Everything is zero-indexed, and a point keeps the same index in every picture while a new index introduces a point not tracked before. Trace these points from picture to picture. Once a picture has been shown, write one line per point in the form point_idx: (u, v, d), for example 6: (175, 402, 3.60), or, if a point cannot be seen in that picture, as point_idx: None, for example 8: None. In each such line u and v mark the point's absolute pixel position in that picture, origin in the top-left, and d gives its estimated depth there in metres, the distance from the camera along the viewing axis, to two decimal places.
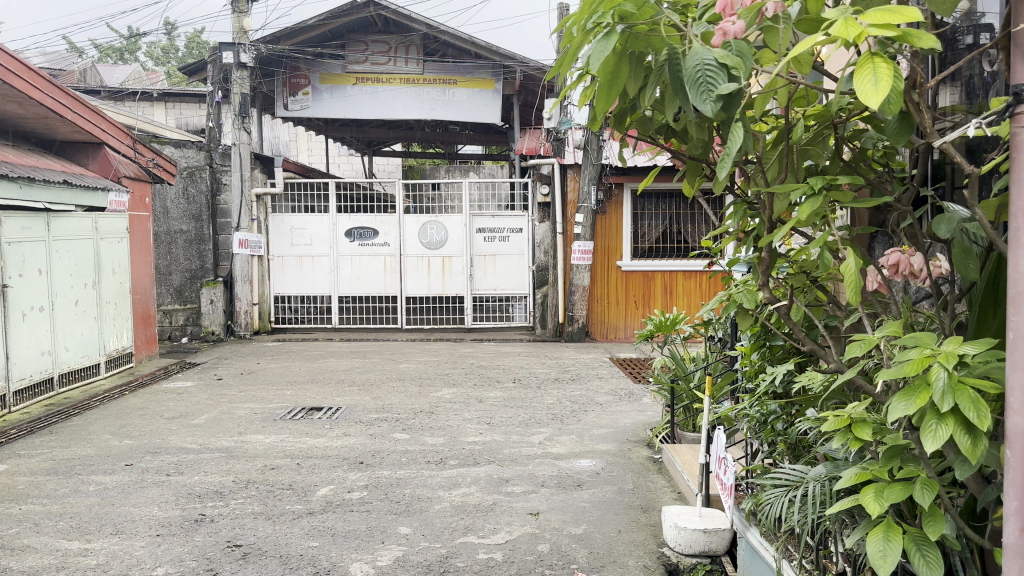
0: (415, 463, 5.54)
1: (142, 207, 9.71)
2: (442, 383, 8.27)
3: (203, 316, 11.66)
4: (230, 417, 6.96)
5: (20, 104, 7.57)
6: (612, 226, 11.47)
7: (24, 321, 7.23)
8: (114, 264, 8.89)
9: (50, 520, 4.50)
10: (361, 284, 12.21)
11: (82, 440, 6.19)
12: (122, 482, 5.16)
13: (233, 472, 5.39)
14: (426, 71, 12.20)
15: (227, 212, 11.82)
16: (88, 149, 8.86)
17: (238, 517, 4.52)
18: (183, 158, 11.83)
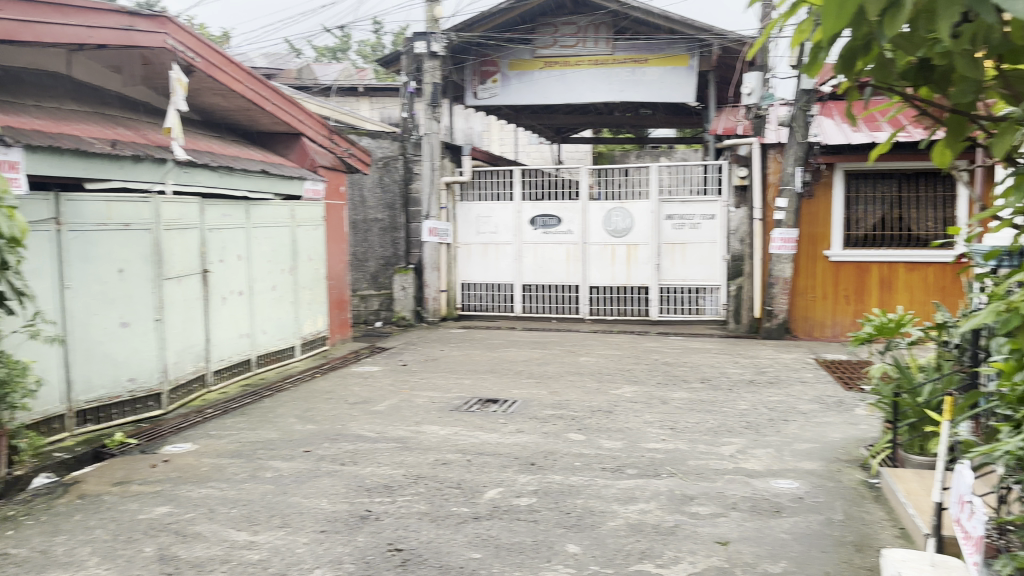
0: (590, 469, 5.10)
1: (337, 195, 10.04)
2: (624, 380, 7.77)
3: (396, 302, 11.90)
4: (408, 405, 6.92)
5: (224, 96, 7.95)
6: (821, 212, 10.34)
7: (224, 305, 7.65)
8: (310, 250, 9.27)
9: (225, 507, 4.55)
10: (544, 272, 12.00)
11: (268, 423, 6.40)
12: (298, 470, 5.18)
13: (404, 465, 5.26)
14: (617, 51, 11.63)
15: (418, 202, 12.10)
16: (288, 140, 9.28)
17: (403, 517, 4.33)
18: (379, 148, 12.24)
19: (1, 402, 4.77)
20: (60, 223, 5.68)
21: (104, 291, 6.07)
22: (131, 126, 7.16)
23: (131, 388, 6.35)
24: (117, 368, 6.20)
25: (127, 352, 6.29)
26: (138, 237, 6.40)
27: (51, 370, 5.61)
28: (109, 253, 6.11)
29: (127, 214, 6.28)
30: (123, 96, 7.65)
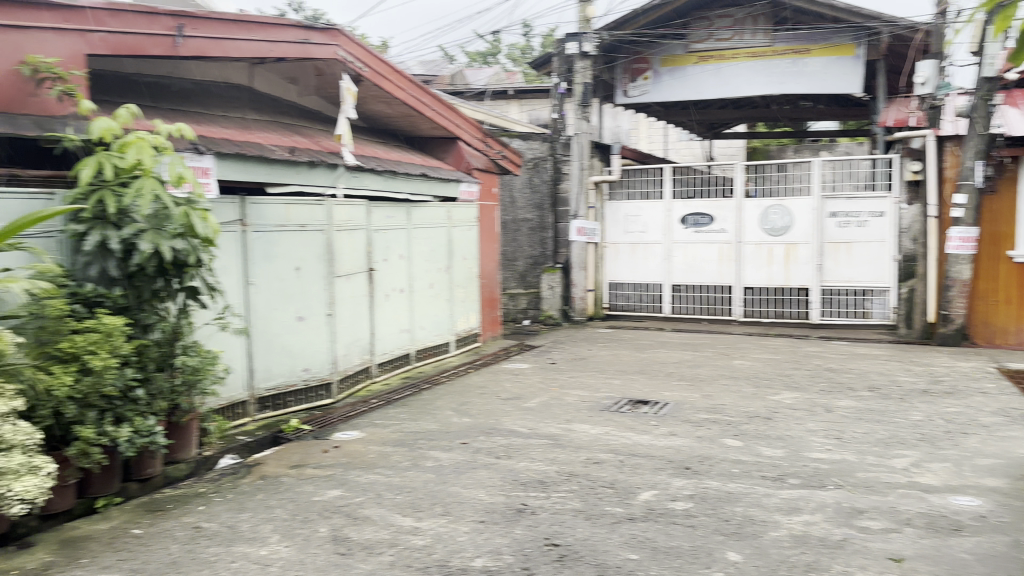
0: (749, 476, 4.95)
1: (490, 196, 10.31)
2: (783, 386, 7.45)
3: (543, 302, 11.98)
4: (560, 403, 6.99)
5: (388, 103, 8.36)
6: (1005, 208, 9.45)
7: (387, 301, 8.04)
8: (465, 250, 9.57)
9: (391, 493, 4.79)
10: (696, 272, 11.73)
11: (427, 415, 6.67)
12: (457, 461, 5.37)
13: (558, 462, 5.32)
14: (776, 42, 11.17)
15: (567, 201, 12.18)
16: (445, 144, 9.64)
17: (559, 513, 4.38)
18: (529, 150, 12.39)
19: (195, 388, 5.27)
20: (246, 224, 6.17)
21: (283, 287, 6.55)
22: (305, 133, 7.67)
23: (305, 377, 6.82)
24: (293, 358, 6.68)
25: (302, 344, 6.76)
26: (313, 238, 6.85)
27: (238, 359, 6.12)
28: (287, 252, 6.58)
29: (304, 217, 6.74)
30: (298, 105, 8.25)
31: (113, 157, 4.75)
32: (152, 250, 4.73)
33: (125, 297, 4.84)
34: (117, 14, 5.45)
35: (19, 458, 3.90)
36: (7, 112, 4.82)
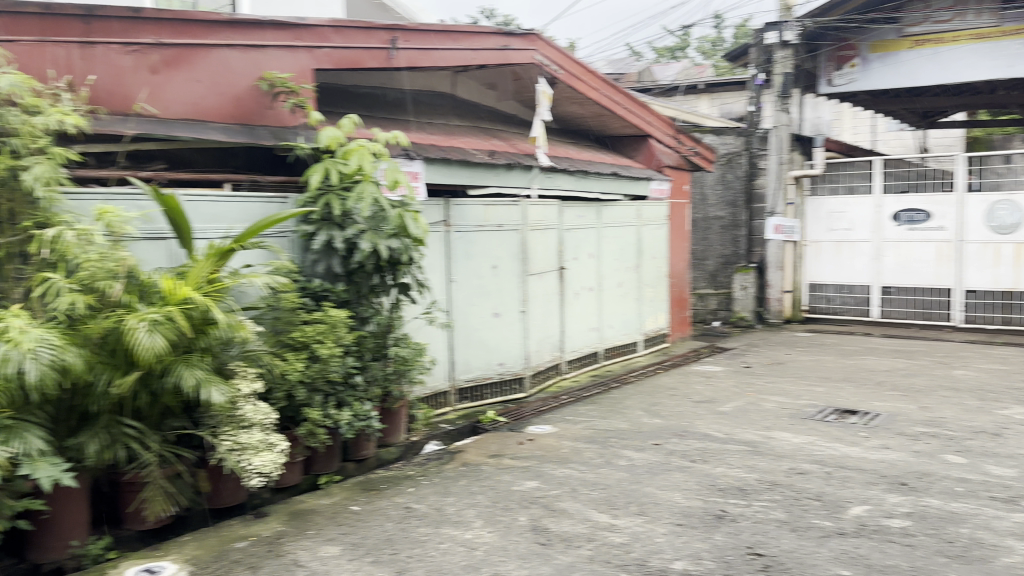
0: (975, 497, 4.50)
1: (681, 194, 10.12)
2: (1014, 400, 6.70)
3: (736, 302, 11.57)
4: (756, 409, 6.73)
5: (581, 104, 8.45)
6: None
7: (577, 300, 8.14)
8: (655, 249, 9.47)
9: (586, 489, 4.85)
10: (909, 272, 10.84)
11: (618, 413, 6.68)
12: (650, 462, 5.33)
13: (757, 469, 5.13)
14: (1008, 20, 10.00)
15: (762, 198, 11.69)
16: (636, 142, 9.59)
17: (761, 522, 4.23)
18: (723, 145, 12.11)
19: (404, 376, 5.58)
20: (449, 224, 6.48)
21: (481, 284, 6.83)
22: (503, 136, 7.96)
23: (500, 371, 7.06)
24: (489, 352, 6.94)
25: (497, 339, 7.01)
26: (509, 237, 7.07)
27: (440, 351, 6.47)
28: (486, 250, 6.84)
29: (501, 217, 6.97)
30: (497, 110, 8.60)
31: (338, 165, 5.19)
32: (370, 249, 5.13)
33: (347, 291, 5.30)
34: (340, 30, 5.90)
35: (259, 435, 4.31)
36: (249, 124, 5.40)
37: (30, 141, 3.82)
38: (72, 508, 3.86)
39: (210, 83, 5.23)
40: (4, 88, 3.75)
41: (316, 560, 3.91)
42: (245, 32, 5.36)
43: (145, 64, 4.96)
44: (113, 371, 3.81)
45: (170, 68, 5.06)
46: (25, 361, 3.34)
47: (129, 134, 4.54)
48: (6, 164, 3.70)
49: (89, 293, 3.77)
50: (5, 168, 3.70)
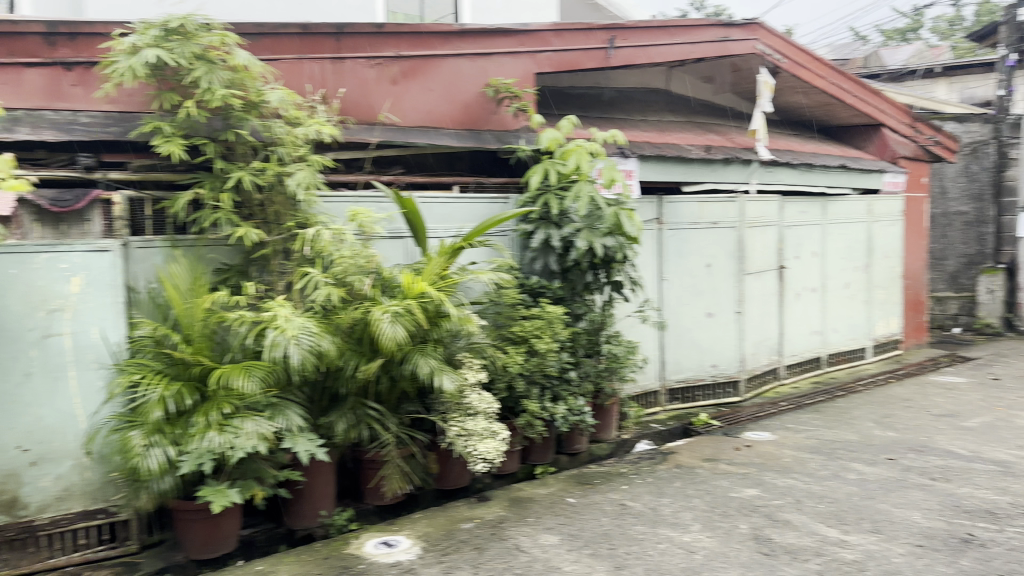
0: None
1: (918, 187, 9.26)
2: None
3: (980, 306, 10.50)
4: (1010, 426, 6.01)
5: (805, 94, 8.01)
6: None
7: (797, 301, 7.72)
8: (886, 247, 8.75)
9: (812, 501, 4.60)
10: None
11: (844, 424, 6.26)
12: (883, 477, 4.95)
13: (1012, 493, 4.59)
14: None
15: (1015, 190, 10.34)
16: (867, 133, 8.93)
17: (1019, 551, 3.78)
18: (966, 133, 10.89)
19: (616, 373, 5.61)
20: (663, 222, 6.42)
21: (695, 283, 6.69)
22: (720, 132, 7.75)
23: (713, 373, 6.88)
24: (703, 353, 6.79)
25: (711, 340, 6.84)
26: (726, 235, 6.86)
27: (653, 350, 6.44)
28: (701, 249, 6.69)
29: (717, 214, 6.78)
30: (714, 104, 8.36)
31: (557, 165, 5.30)
32: (586, 247, 5.19)
33: (562, 288, 5.43)
34: (562, 34, 6.05)
35: (483, 423, 4.53)
36: (475, 129, 5.69)
37: (293, 149, 4.20)
38: (321, 481, 4.25)
39: (442, 91, 5.57)
40: (276, 103, 4.12)
41: (537, 547, 4.05)
42: (475, 41, 5.66)
43: (386, 76, 5.32)
44: (359, 358, 4.17)
45: (408, 79, 5.41)
46: (289, 345, 3.74)
47: (374, 142, 4.98)
48: (274, 171, 4.12)
49: (340, 287, 4.19)
50: (273, 174, 4.13)
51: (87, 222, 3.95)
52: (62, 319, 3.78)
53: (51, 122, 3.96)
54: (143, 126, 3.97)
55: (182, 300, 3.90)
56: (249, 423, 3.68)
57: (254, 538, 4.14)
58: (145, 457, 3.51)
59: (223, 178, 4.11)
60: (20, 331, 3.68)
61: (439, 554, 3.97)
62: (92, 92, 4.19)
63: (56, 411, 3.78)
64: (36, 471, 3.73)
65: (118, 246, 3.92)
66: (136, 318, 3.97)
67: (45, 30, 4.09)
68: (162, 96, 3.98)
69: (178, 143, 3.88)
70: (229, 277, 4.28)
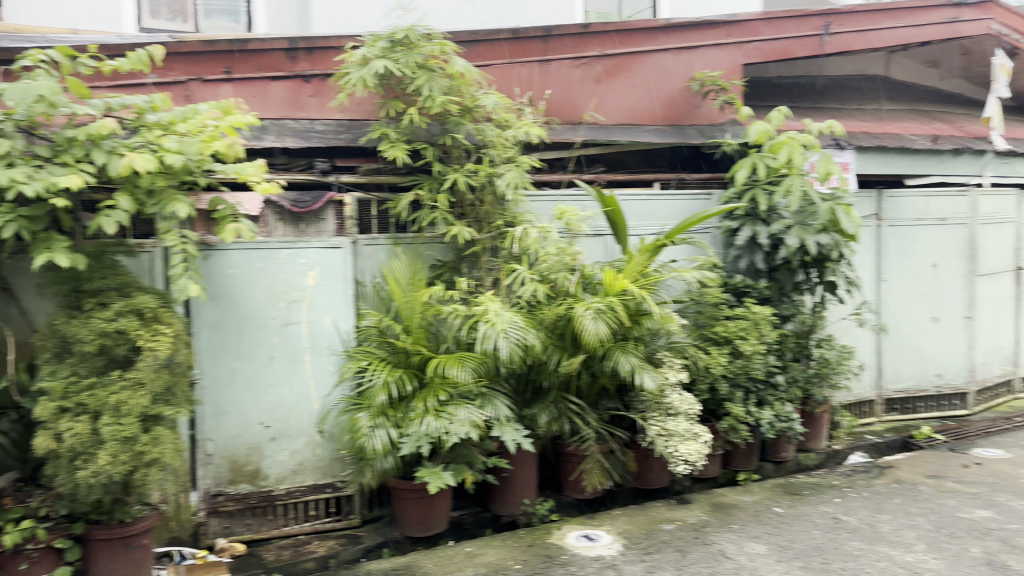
0: None
1: None
2: None
3: None
4: None
5: None
6: None
7: None
8: None
9: None
10: None
11: None
12: None
13: None
14: None
15: None
16: None
17: None
18: None
19: (826, 380, 5.25)
20: (881, 219, 5.97)
21: (918, 285, 6.15)
22: (947, 120, 7.08)
23: (938, 384, 6.29)
24: (926, 362, 6.24)
25: (935, 347, 6.27)
26: (955, 232, 6.24)
27: (868, 356, 6.02)
28: (925, 247, 6.14)
29: (945, 209, 6.18)
30: (940, 90, 7.59)
31: (766, 159, 5.08)
32: (797, 245, 4.93)
33: (769, 288, 5.22)
34: (771, 22, 5.82)
35: (685, 424, 4.44)
36: (678, 125, 5.61)
37: (503, 151, 4.38)
38: (525, 472, 4.38)
39: (646, 88, 5.53)
40: (490, 107, 4.32)
41: (743, 554, 3.93)
42: (681, 36, 5.57)
43: (590, 75, 5.37)
44: (563, 353, 4.25)
45: (612, 77, 5.43)
46: (499, 338, 3.89)
47: (578, 141, 5.05)
48: (486, 172, 4.31)
49: (545, 283, 4.28)
50: (485, 175, 4.31)
51: (322, 221, 4.33)
52: (300, 309, 4.20)
53: (292, 130, 4.36)
54: (372, 132, 4.32)
55: (402, 293, 4.19)
56: (461, 411, 3.88)
57: (462, 521, 4.36)
58: (370, 438, 3.80)
59: (440, 180, 4.36)
60: (265, 319, 4.13)
61: (642, 553, 3.97)
62: (327, 102, 4.51)
63: (294, 392, 4.20)
64: (276, 446, 4.17)
65: (348, 244, 4.29)
66: (362, 309, 4.32)
67: (287, 47, 4.42)
68: (388, 104, 4.27)
69: (402, 147, 4.16)
70: (442, 273, 4.53)
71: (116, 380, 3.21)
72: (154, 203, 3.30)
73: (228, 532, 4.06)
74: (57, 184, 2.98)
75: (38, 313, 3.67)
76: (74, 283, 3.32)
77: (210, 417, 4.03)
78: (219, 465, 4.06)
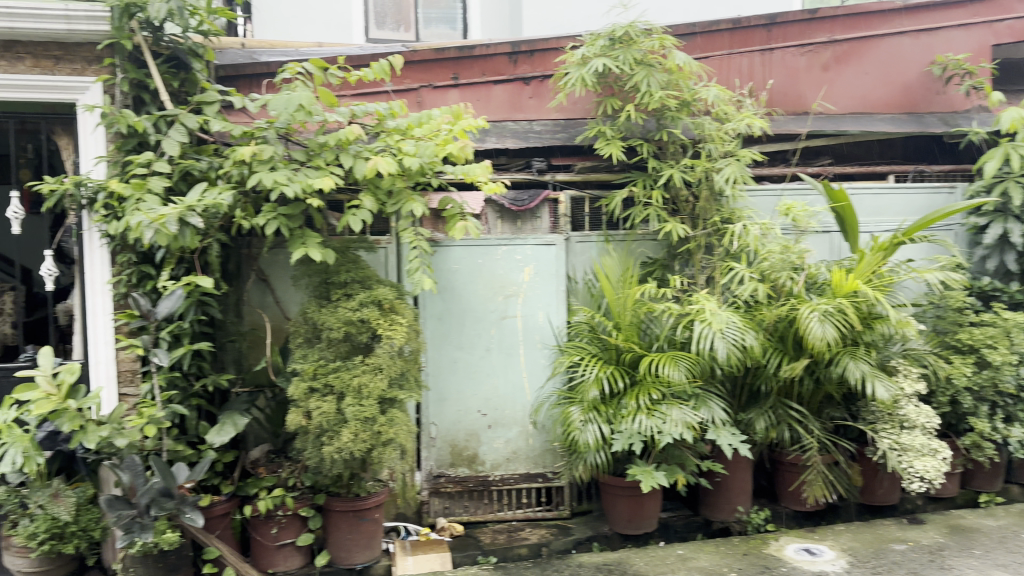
0: None
1: None
2: None
3: None
4: None
5: None
6: None
7: None
8: None
9: None
10: None
11: None
12: None
13: None
14: None
15: None
16: None
17: None
18: None
19: None
20: None
21: None
22: None
23: None
24: None
25: None
26: None
27: None
28: None
29: None
30: None
31: (1021, 147, 4.49)
32: None
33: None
34: None
35: (921, 439, 4.06)
36: (915, 112, 5.15)
37: (721, 145, 4.22)
38: (740, 477, 4.23)
39: (880, 74, 5.12)
40: (710, 100, 4.19)
41: None
42: (920, 16, 5.13)
43: (817, 62, 5.06)
44: (782, 356, 4.04)
45: (841, 63, 5.08)
46: (716, 338, 3.79)
47: (803, 132, 4.75)
48: (703, 168, 4.19)
49: (765, 282, 4.09)
50: (702, 170, 4.19)
51: (538, 219, 4.44)
52: (516, 304, 4.35)
53: (512, 131, 4.48)
54: (588, 130, 4.36)
55: (614, 290, 4.17)
56: (675, 411, 3.79)
57: (671, 522, 4.30)
58: (582, 432, 3.84)
59: (655, 176, 4.31)
60: (484, 312, 4.32)
61: (870, 572, 3.70)
62: (544, 103, 4.64)
63: (509, 383, 4.37)
64: (492, 433, 4.35)
65: (562, 241, 4.38)
66: (574, 305, 4.39)
67: (509, 50, 4.60)
68: (605, 102, 4.30)
69: (618, 145, 4.19)
70: (654, 270, 4.48)
71: (359, 364, 3.52)
72: (393, 203, 3.56)
73: (447, 512, 4.30)
74: (312, 185, 3.30)
75: (291, 302, 4.11)
76: (323, 276, 3.67)
77: (433, 403, 4.29)
78: (441, 448, 4.31)
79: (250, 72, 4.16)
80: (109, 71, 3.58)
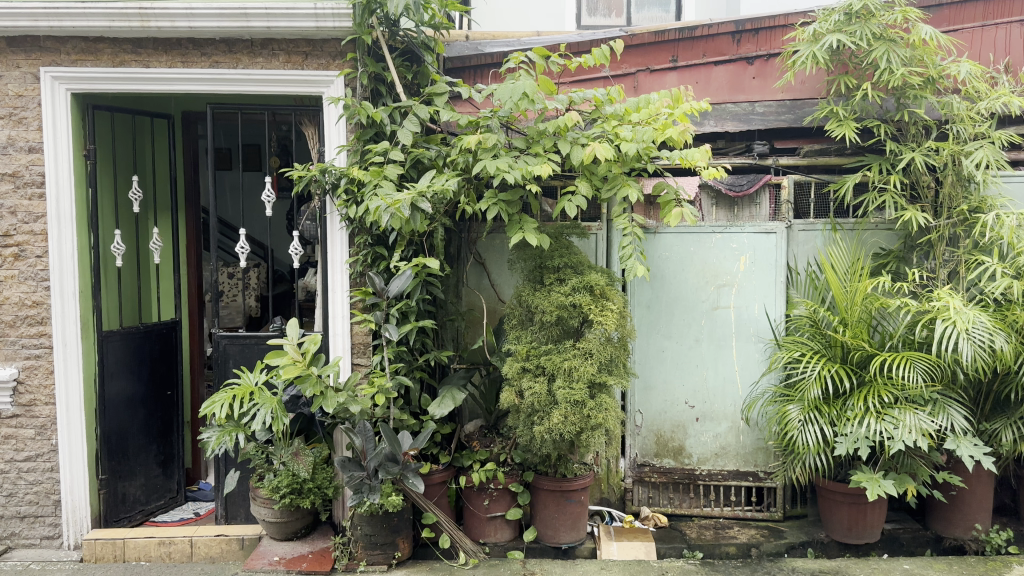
0: None
1: None
2: None
3: None
4: None
5: None
6: None
7: None
8: None
9: None
10: None
11: None
12: None
13: None
14: None
15: None
16: None
17: None
18: None
19: None
20: None
21: None
22: None
23: None
24: None
25: None
26: None
27: None
28: None
29: None
30: None
31: None
32: None
33: None
34: None
35: None
36: None
37: (971, 125, 3.79)
38: (980, 492, 3.83)
39: None
40: (960, 77, 3.77)
41: None
42: None
43: None
44: None
45: None
46: (960, 338, 3.45)
47: None
48: (950, 150, 3.77)
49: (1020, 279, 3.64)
50: (949, 154, 3.78)
51: (756, 205, 4.23)
52: (729, 294, 4.20)
53: (733, 114, 4.31)
54: (818, 111, 4.09)
55: (841, 285, 3.90)
56: (909, 416, 3.48)
57: (897, 535, 3.93)
58: (802, 432, 3.65)
59: (893, 159, 3.94)
60: (695, 301, 4.22)
61: None
62: (770, 83, 4.33)
63: (720, 375, 4.23)
64: (700, 427, 4.25)
65: (783, 228, 4.16)
66: (795, 298, 4.15)
67: (733, 30, 4.39)
68: (838, 80, 4.00)
69: (851, 126, 3.89)
70: (888, 262, 4.12)
71: (570, 348, 3.57)
72: (608, 189, 3.56)
73: (651, 502, 4.30)
74: (532, 172, 3.39)
75: (506, 285, 4.26)
76: (538, 260, 3.76)
77: (640, 391, 4.28)
78: (646, 437, 4.29)
79: (474, 63, 4.34)
80: (349, 65, 3.83)
